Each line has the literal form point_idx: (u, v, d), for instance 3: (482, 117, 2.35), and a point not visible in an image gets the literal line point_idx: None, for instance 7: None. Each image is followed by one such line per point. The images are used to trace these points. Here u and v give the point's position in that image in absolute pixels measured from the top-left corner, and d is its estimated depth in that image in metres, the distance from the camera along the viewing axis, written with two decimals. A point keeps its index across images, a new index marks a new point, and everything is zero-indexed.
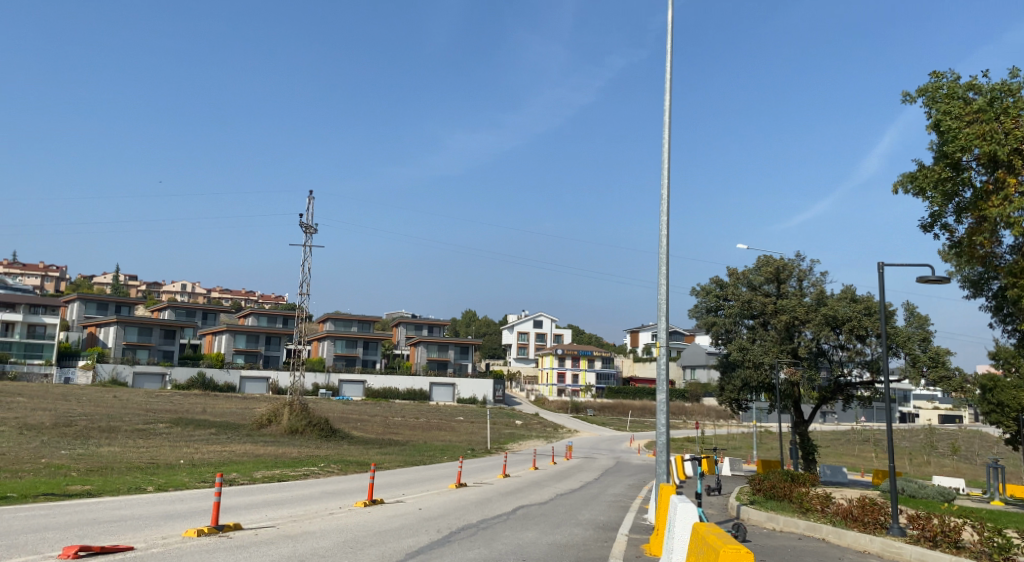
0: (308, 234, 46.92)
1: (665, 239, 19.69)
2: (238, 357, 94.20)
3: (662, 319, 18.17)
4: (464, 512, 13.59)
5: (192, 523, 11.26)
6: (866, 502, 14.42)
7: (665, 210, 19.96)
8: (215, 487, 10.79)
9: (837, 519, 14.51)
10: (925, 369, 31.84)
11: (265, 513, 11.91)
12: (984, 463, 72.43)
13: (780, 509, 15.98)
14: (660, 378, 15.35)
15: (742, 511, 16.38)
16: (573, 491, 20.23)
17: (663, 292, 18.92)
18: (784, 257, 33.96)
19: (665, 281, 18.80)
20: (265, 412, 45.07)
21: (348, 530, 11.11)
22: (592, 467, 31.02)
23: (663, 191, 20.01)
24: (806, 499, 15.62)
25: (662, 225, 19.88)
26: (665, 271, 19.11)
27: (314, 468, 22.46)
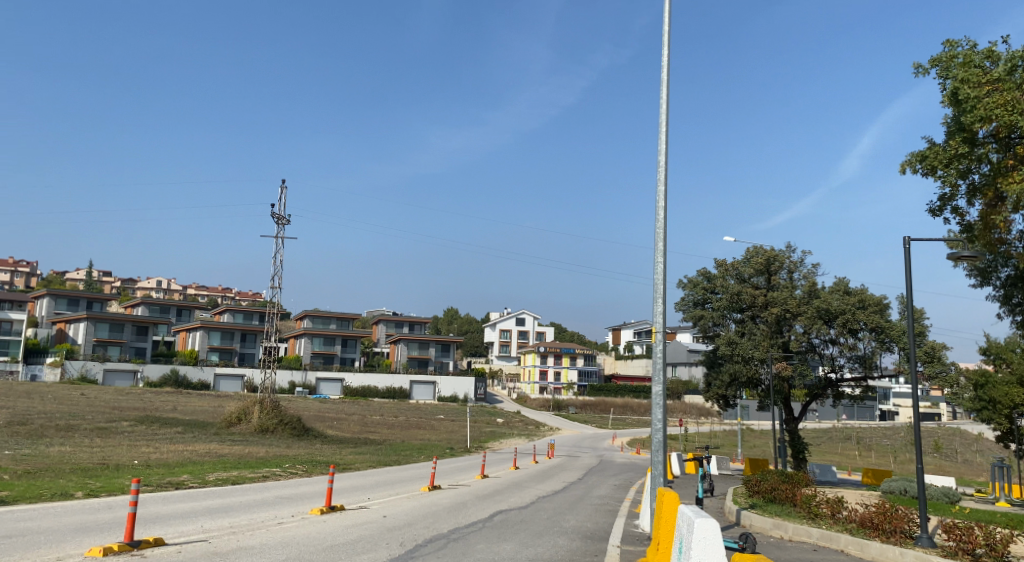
0: (281, 225, 45.17)
1: (661, 209, 17.35)
2: (212, 354, 92.08)
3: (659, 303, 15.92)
4: (434, 519, 12.08)
5: (107, 539, 9.84)
6: (886, 506, 13.10)
7: (662, 179, 17.63)
8: (130, 496, 9.43)
9: (854, 527, 13.18)
10: (920, 364, 30.62)
11: (198, 526, 10.50)
12: (969, 461, 71.74)
13: (784, 513, 14.63)
14: (658, 370, 13.83)
15: (743, 516, 15.01)
16: (557, 493, 18.77)
17: (660, 267, 16.48)
18: (774, 248, 32.72)
19: (662, 256, 16.44)
20: (234, 410, 43.24)
21: (290, 546, 9.69)
22: (575, 466, 29.60)
23: (659, 159, 17.75)
24: (816, 504, 14.29)
25: (657, 197, 17.58)
26: (661, 245, 16.70)
27: (277, 469, 20.86)
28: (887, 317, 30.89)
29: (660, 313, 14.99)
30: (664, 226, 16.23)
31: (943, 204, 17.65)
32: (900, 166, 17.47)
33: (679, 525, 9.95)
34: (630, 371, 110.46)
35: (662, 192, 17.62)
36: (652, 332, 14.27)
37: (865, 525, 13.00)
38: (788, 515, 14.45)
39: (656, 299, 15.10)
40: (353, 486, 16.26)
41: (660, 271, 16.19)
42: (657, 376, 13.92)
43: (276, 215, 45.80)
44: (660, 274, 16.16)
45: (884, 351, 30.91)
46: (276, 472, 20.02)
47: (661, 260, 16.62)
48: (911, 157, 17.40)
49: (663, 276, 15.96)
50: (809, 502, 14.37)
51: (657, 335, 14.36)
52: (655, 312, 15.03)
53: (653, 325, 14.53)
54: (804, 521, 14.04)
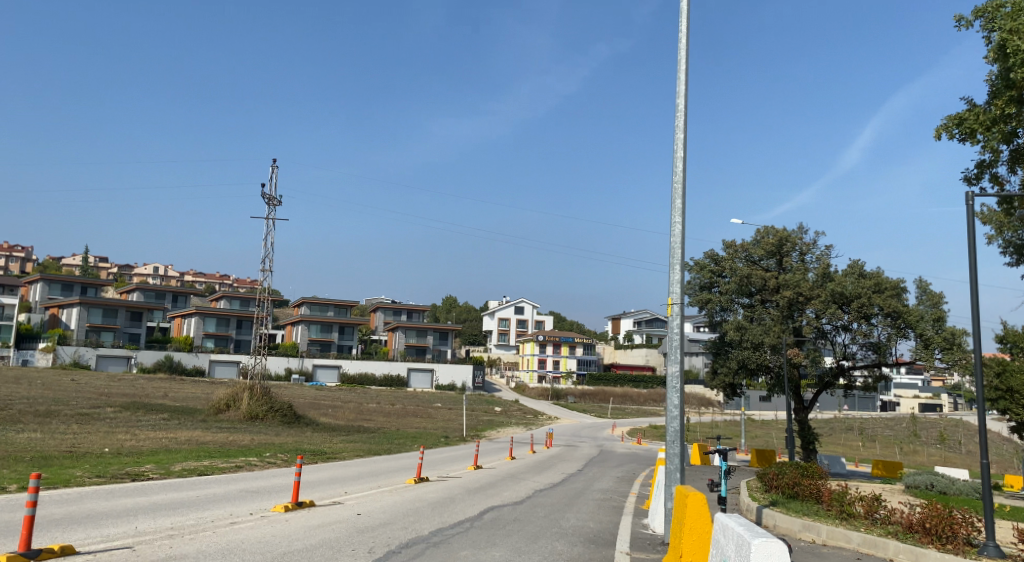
0: (273, 205, 43.66)
1: (680, 160, 13.93)
2: (207, 340, 90.69)
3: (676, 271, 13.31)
4: (415, 518, 10.59)
5: (11, 546, 8.49)
6: (935, 506, 11.63)
7: (683, 119, 14.51)
8: (29, 496, 8.10)
9: (902, 532, 11.71)
10: (938, 352, 29.18)
11: (126, 528, 9.07)
12: (972, 452, 70.41)
13: (812, 512, 13.19)
14: (673, 349, 12.32)
15: (765, 516, 13.54)
16: (555, 486, 17.28)
17: (678, 226, 13.68)
18: (786, 229, 31.20)
19: (680, 215, 13.59)
20: (223, 396, 41.73)
21: (225, 555, 8.25)
22: (575, 457, 28.09)
23: (678, 98, 14.66)
24: (853, 504, 12.82)
25: (675, 144, 14.03)
26: (681, 199, 13.75)
27: (254, 458, 19.33)
28: (904, 302, 29.43)
29: (677, 282, 12.79)
30: (685, 175, 13.39)
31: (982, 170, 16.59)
32: (935, 130, 16.35)
33: (728, 546, 8.37)
34: (630, 359, 109.23)
35: (682, 139, 14.08)
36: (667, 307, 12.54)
37: (915, 529, 11.57)
38: (815, 515, 12.97)
39: (673, 267, 12.90)
40: (327, 479, 14.69)
41: (677, 234, 13.42)
42: (672, 356, 12.46)
43: (266, 195, 44.24)
44: (677, 237, 13.36)
45: (900, 336, 29.56)
46: (252, 461, 18.45)
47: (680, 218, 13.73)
48: (947, 121, 16.25)
49: (680, 240, 13.27)
50: (845, 502, 12.90)
51: (673, 309, 12.63)
52: (671, 279, 12.85)
53: (669, 298, 12.72)
54: (836, 521, 12.61)
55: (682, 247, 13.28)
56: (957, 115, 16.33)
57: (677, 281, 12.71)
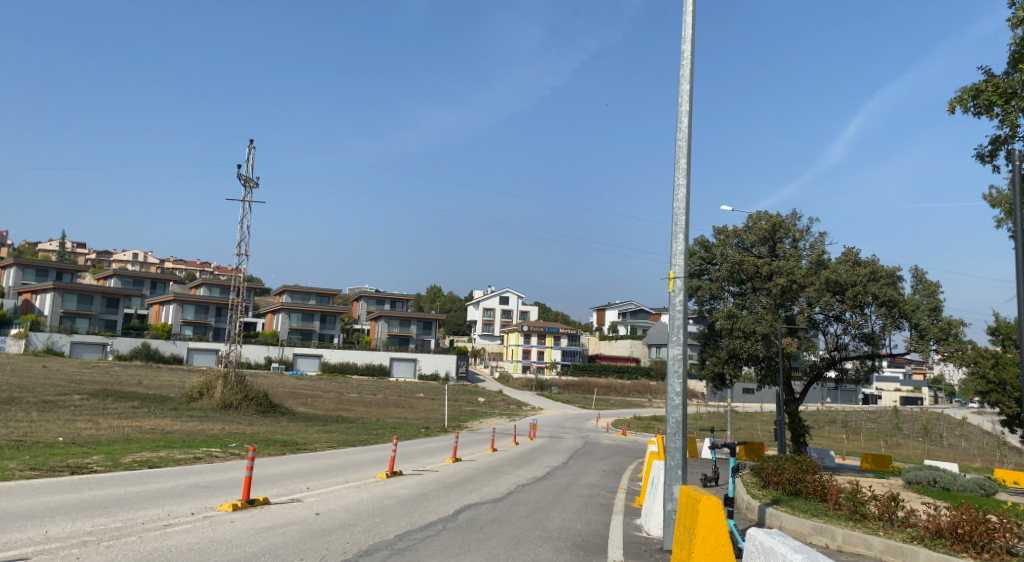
0: (249, 187, 42.34)
1: (684, 116, 12.55)
2: (186, 328, 89.10)
3: (679, 239, 11.96)
4: (377, 519, 9.44)
5: None
6: (968, 512, 10.68)
7: (687, 71, 12.91)
8: None
9: (927, 537, 10.83)
10: (933, 343, 28.26)
11: (32, 537, 7.87)
12: (955, 445, 70.05)
13: (822, 512, 12.20)
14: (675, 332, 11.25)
15: (769, 516, 12.52)
16: (538, 480, 16.20)
17: (682, 193, 12.28)
18: (780, 214, 30.17)
19: (686, 178, 12.12)
20: (196, 384, 40.42)
21: None
22: (560, 448, 27.10)
23: (683, 44, 12.87)
24: (866, 502, 11.95)
25: (679, 99, 12.61)
26: (685, 159, 12.39)
27: (217, 449, 18.06)
28: (899, 291, 28.56)
29: (681, 252, 11.61)
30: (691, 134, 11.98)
31: (995, 147, 16.29)
32: (951, 104, 15.95)
33: None
34: (615, 350, 108.51)
35: (687, 91, 12.75)
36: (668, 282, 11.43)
37: (943, 535, 10.68)
38: (827, 516, 12.06)
39: (677, 237, 11.71)
40: (291, 472, 13.48)
41: (681, 200, 11.98)
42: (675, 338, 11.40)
43: (243, 176, 42.89)
44: (681, 204, 11.92)
45: (894, 327, 28.75)
46: (213, 452, 17.19)
47: (684, 182, 12.17)
48: (962, 93, 15.91)
49: (686, 207, 11.87)
50: (858, 498, 12.03)
51: (674, 286, 11.51)
52: (673, 250, 11.69)
53: (670, 273, 11.62)
54: (850, 523, 11.64)
55: (686, 213, 11.93)
56: (971, 88, 15.88)
57: (681, 252, 11.54)
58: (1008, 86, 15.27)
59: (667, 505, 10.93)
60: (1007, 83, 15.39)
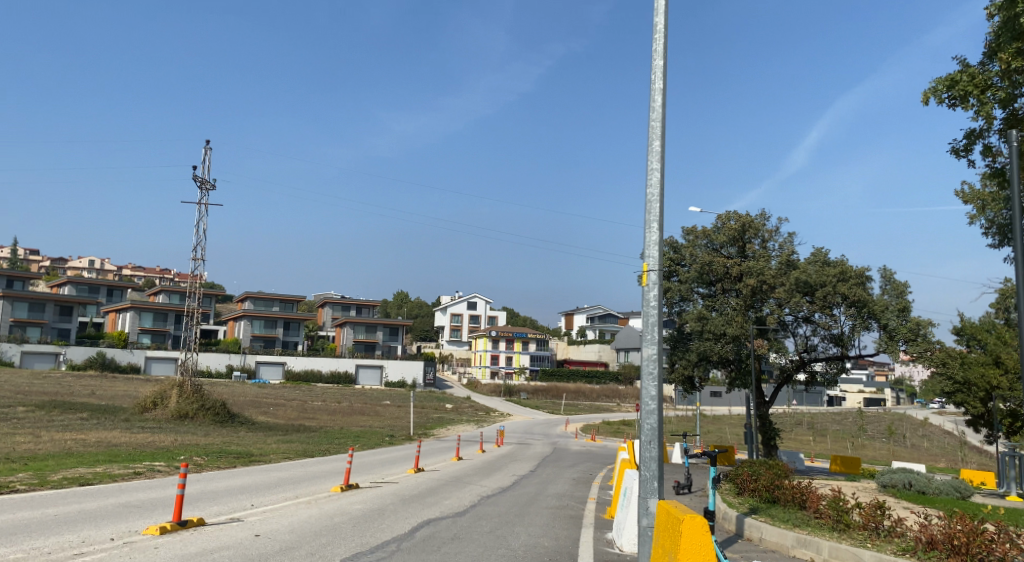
0: (205, 189, 41.16)
1: (660, 94, 11.81)
2: (143, 336, 87.06)
3: (652, 225, 11.22)
4: (319, 541, 8.62)
5: None
6: (965, 524, 10.13)
7: (661, 45, 12.15)
8: None
9: (919, 548, 10.27)
10: (903, 344, 27.97)
11: None
12: (918, 445, 70.43)
13: (803, 522, 11.65)
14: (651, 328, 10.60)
15: (749, 528, 11.96)
16: (504, 491, 15.35)
17: (656, 177, 11.53)
18: (749, 214, 29.71)
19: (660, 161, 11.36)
20: (150, 393, 39.04)
21: None
22: (528, 455, 26.35)
23: (657, 19, 12.16)
24: (851, 510, 11.38)
25: (653, 74, 11.87)
26: (659, 139, 11.65)
27: (160, 463, 16.99)
28: (868, 291, 28.23)
29: (655, 243, 10.94)
30: (665, 113, 11.25)
31: (970, 141, 15.68)
32: (924, 95, 15.36)
33: None
34: (582, 355, 108.02)
35: (661, 67, 12.03)
36: (641, 275, 10.78)
37: (937, 546, 10.12)
38: (810, 527, 11.46)
39: (651, 224, 11.02)
40: (236, 488, 12.55)
41: (655, 184, 11.24)
42: (649, 336, 10.78)
43: (199, 178, 41.70)
44: (656, 187, 11.20)
45: (863, 328, 28.42)
46: (155, 466, 16.20)
47: (659, 165, 11.40)
48: (937, 84, 15.31)
49: (660, 193, 11.16)
50: (841, 507, 11.45)
51: (649, 280, 10.84)
52: (646, 240, 11.04)
53: (644, 264, 10.92)
54: (833, 534, 11.09)
55: (660, 197, 11.22)
56: (946, 78, 15.30)
57: (656, 242, 10.84)
58: (984, 76, 14.67)
59: (643, 522, 10.24)
60: (983, 73, 14.80)
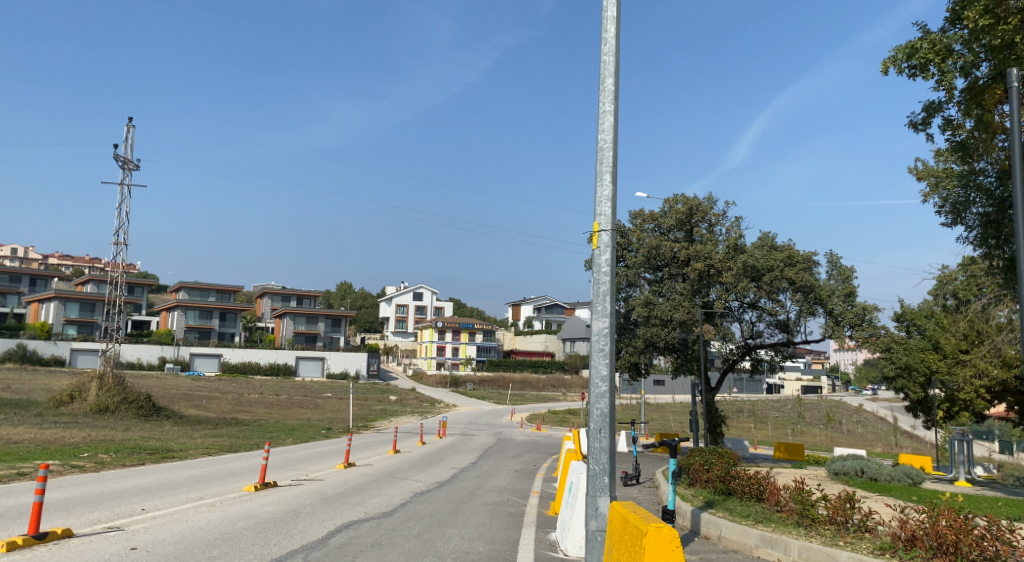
0: (125, 170, 39.31)
1: (613, 23, 10.50)
2: (69, 327, 83.67)
3: (604, 174, 10.10)
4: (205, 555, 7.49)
5: None
6: (950, 517, 9.41)
7: None
8: None
9: (900, 547, 9.61)
10: (848, 329, 27.49)
11: None
12: (855, 431, 71.28)
13: (768, 519, 10.84)
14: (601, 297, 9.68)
15: (706, 526, 11.10)
16: (441, 486, 14.18)
17: (608, 121, 10.40)
18: (696, 197, 28.91)
19: (612, 103, 10.18)
20: (67, 387, 36.98)
21: None
22: (469, 447, 25.24)
23: None
24: (818, 503, 10.69)
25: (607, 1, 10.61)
26: (611, 75, 10.45)
27: (55, 463, 15.49)
28: (815, 276, 27.66)
29: (607, 200, 10.01)
30: (619, 47, 10.15)
31: (930, 113, 14.90)
32: (884, 63, 14.52)
33: None
34: (528, 346, 107.09)
35: None
36: (592, 237, 9.88)
37: (920, 544, 9.44)
38: (775, 525, 10.73)
39: (604, 178, 10.11)
40: (127, 489, 11.13)
41: (607, 130, 10.16)
42: (600, 307, 9.85)
43: (121, 158, 39.73)
44: (607, 135, 10.13)
45: (809, 314, 27.86)
46: (48, 466, 14.69)
47: (611, 106, 10.27)
48: (896, 52, 14.52)
49: (612, 141, 10.11)
50: (807, 501, 10.74)
51: (600, 243, 9.87)
52: (597, 196, 10.09)
53: (595, 226, 9.98)
54: (802, 533, 10.28)
55: (613, 145, 10.13)
56: (906, 47, 14.51)
57: (609, 200, 9.95)
58: (945, 42, 13.92)
59: (594, 526, 9.32)
60: (944, 39, 14.05)
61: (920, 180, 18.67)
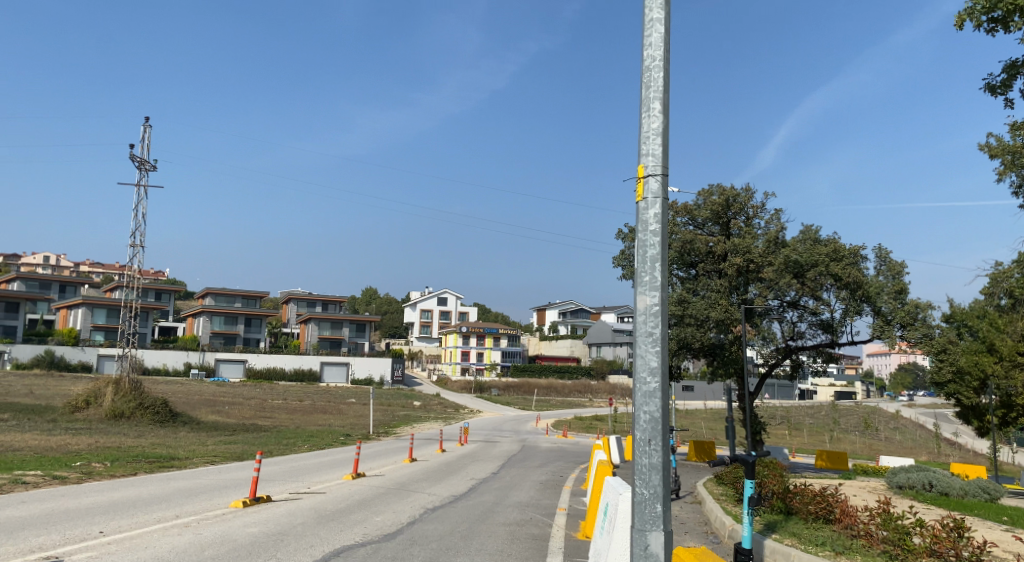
0: (143, 170, 38.50)
1: None
2: (96, 333, 83.33)
3: (652, 95, 8.86)
4: None
5: None
6: None
7: None
8: None
9: None
10: (899, 328, 25.59)
11: None
12: (893, 438, 68.75)
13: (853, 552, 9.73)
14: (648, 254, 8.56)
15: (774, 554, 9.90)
16: (459, 501, 12.64)
17: (655, 36, 9.15)
18: (734, 186, 27.20)
19: (662, 13, 8.92)
20: (82, 392, 36.06)
21: None
22: (490, 455, 23.75)
23: None
24: (913, 530, 9.68)
25: None
26: None
27: (37, 474, 14.22)
28: (862, 272, 25.79)
29: (657, 133, 8.75)
30: None
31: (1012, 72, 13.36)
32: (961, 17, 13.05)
33: None
34: (554, 351, 105.45)
35: None
36: (639, 183, 8.65)
37: None
38: (862, 557, 9.67)
39: (653, 108, 8.86)
40: (94, 507, 9.81)
41: (657, 43, 8.90)
42: (648, 274, 8.67)
43: (137, 159, 38.84)
44: (657, 52, 8.88)
45: (855, 312, 26.02)
46: (25, 477, 13.36)
47: (661, 15, 9.02)
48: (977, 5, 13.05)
49: (662, 57, 8.86)
50: (900, 528, 9.71)
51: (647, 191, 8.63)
52: (646, 130, 8.81)
53: (640, 167, 8.74)
54: None
55: (665, 65, 8.86)
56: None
57: (659, 137, 8.72)
58: None
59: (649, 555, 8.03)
60: None
61: (992, 159, 17.01)
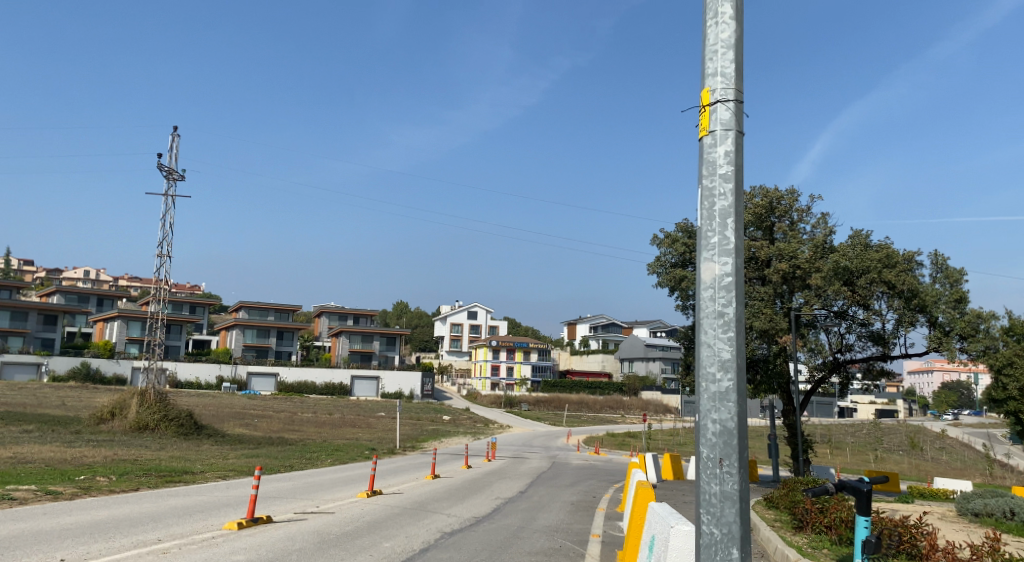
0: (171, 178, 37.93)
1: None
2: (130, 346, 83.37)
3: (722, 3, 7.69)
4: None
5: None
6: None
7: None
8: None
9: None
10: (959, 340, 24.02)
11: None
12: (939, 459, 66.09)
13: None
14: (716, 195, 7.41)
15: None
16: (482, 523, 11.45)
17: None
18: (778, 188, 25.85)
19: None
20: (108, 403, 35.39)
21: None
22: (519, 471, 22.51)
23: None
24: None
25: None
26: None
27: (34, 487, 13.32)
28: (917, 279, 24.22)
29: (727, 52, 7.61)
30: None
31: None
32: None
33: None
34: (586, 367, 103.86)
35: None
36: (705, 112, 7.48)
37: None
38: None
39: (723, 17, 7.67)
40: (71, 529, 8.87)
41: None
42: (715, 232, 7.51)
43: (165, 167, 38.28)
44: None
45: (909, 323, 24.44)
46: (15, 492, 12.41)
47: None
48: None
49: None
50: None
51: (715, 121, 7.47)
52: (712, 47, 7.65)
53: (707, 95, 7.58)
54: None
55: None
56: None
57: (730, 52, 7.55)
58: None
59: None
60: None
61: None
